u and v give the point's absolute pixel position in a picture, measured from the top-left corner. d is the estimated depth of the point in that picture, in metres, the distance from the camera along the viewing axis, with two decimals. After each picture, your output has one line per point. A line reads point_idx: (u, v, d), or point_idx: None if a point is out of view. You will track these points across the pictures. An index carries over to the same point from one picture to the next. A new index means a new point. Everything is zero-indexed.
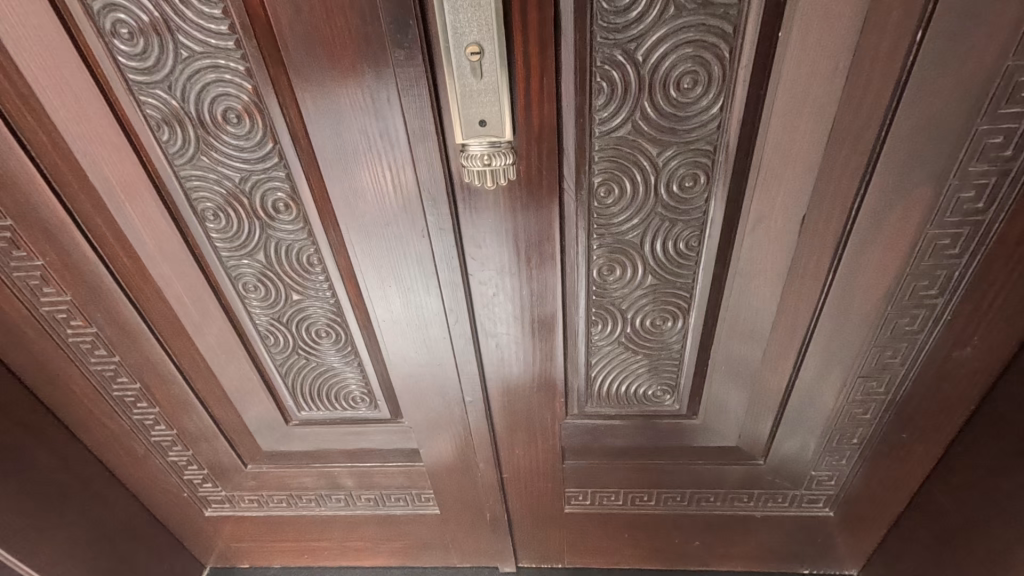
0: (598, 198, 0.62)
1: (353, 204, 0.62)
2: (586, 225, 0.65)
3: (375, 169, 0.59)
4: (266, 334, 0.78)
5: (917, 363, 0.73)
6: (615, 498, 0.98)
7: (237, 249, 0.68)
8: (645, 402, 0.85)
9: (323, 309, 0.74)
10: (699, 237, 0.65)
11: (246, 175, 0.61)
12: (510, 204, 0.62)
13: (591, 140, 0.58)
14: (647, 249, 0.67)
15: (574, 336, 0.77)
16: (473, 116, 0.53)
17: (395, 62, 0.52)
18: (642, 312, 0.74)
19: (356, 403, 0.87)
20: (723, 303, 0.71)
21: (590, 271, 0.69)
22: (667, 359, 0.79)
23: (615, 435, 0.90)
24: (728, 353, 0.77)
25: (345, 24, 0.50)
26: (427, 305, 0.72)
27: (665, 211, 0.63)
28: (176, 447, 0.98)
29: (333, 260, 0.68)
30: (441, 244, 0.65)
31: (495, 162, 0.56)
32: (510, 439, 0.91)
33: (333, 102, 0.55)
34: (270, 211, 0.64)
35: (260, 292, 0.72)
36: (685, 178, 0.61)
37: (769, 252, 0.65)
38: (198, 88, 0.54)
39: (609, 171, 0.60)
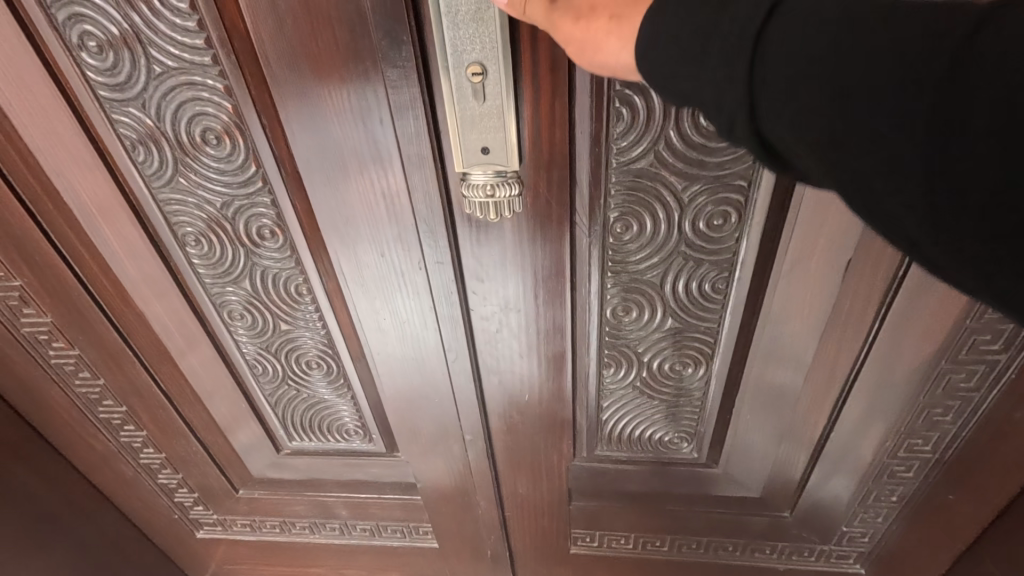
0: (615, 234, 0.56)
1: (346, 232, 0.57)
2: (601, 262, 0.58)
3: (368, 198, 0.54)
4: (253, 364, 0.73)
5: (970, 422, 0.65)
6: (625, 541, 0.91)
7: (221, 276, 0.63)
8: (660, 447, 0.78)
9: (313, 341, 0.69)
10: (727, 279, 0.59)
11: (228, 200, 0.56)
12: (518, 237, 0.56)
13: (609, 172, 0.52)
14: (668, 289, 0.60)
15: (585, 377, 0.70)
16: (473, 143, 0.47)
17: (389, 81, 0.46)
18: (661, 355, 0.67)
19: (349, 437, 0.82)
20: (751, 346, 0.64)
21: (604, 310, 0.63)
22: (685, 404, 0.73)
23: (626, 477, 0.83)
24: (755, 399, 0.70)
25: (335, 41, 0.45)
26: (425, 341, 0.66)
27: (690, 249, 0.57)
28: (166, 470, 0.94)
29: (325, 290, 0.63)
30: (439, 277, 0.59)
31: (498, 193, 0.49)
32: (514, 477, 0.84)
33: (321, 126, 0.50)
34: (255, 238, 0.58)
35: (247, 320, 0.67)
36: (713, 215, 0.54)
37: (807, 296, 0.58)
38: (174, 107, 0.49)
39: (628, 204, 0.54)
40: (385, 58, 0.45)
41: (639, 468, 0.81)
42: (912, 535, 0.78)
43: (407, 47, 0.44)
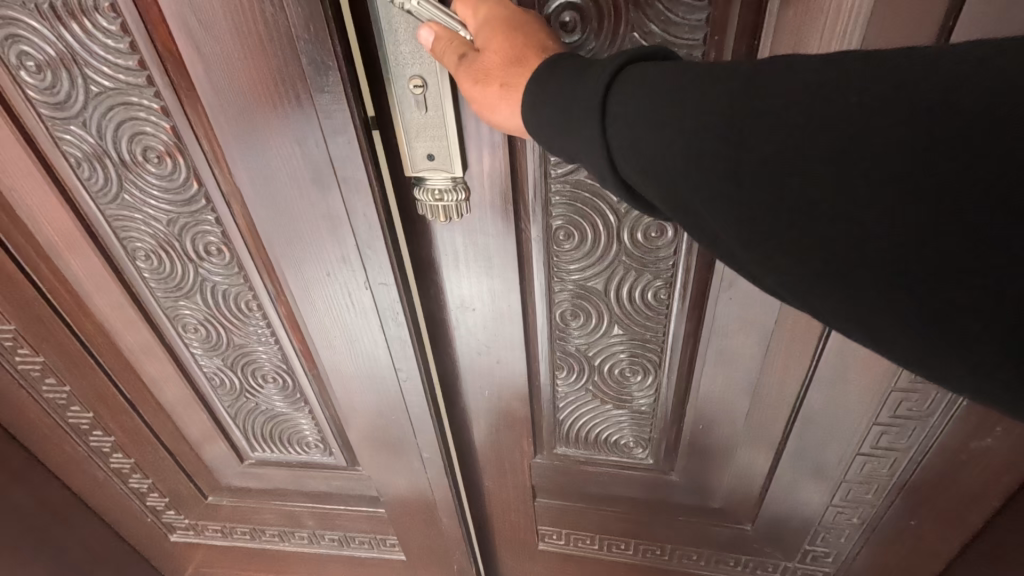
0: (558, 243, 0.56)
1: (296, 250, 0.57)
2: (547, 269, 0.59)
3: (311, 219, 0.54)
4: (212, 376, 0.73)
5: (925, 447, 0.64)
6: (590, 542, 0.90)
7: (172, 290, 0.63)
8: (618, 453, 0.78)
9: (269, 357, 0.69)
10: (669, 288, 0.58)
11: (174, 217, 0.56)
12: (463, 246, 0.57)
13: (545, 183, 0.52)
14: (613, 296, 0.60)
15: (539, 385, 0.71)
16: (419, 150, 0.48)
17: (320, 104, 0.46)
18: (611, 363, 0.67)
19: (309, 448, 0.82)
20: (702, 362, 0.64)
21: (552, 313, 0.63)
22: (641, 416, 0.72)
23: (588, 478, 0.82)
24: (711, 412, 0.69)
25: (264, 65, 0.45)
26: (377, 359, 0.66)
27: (631, 256, 0.56)
28: (136, 475, 0.95)
29: (274, 308, 0.63)
30: (384, 297, 0.59)
31: (447, 198, 0.50)
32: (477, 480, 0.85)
33: (259, 149, 0.50)
34: (201, 254, 0.59)
35: (201, 334, 0.67)
36: (651, 228, 0.54)
37: (751, 313, 0.57)
38: (113, 126, 0.50)
39: (568, 215, 0.54)
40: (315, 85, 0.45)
41: (603, 471, 0.80)
42: (876, 555, 0.77)
43: (331, 72, 0.44)
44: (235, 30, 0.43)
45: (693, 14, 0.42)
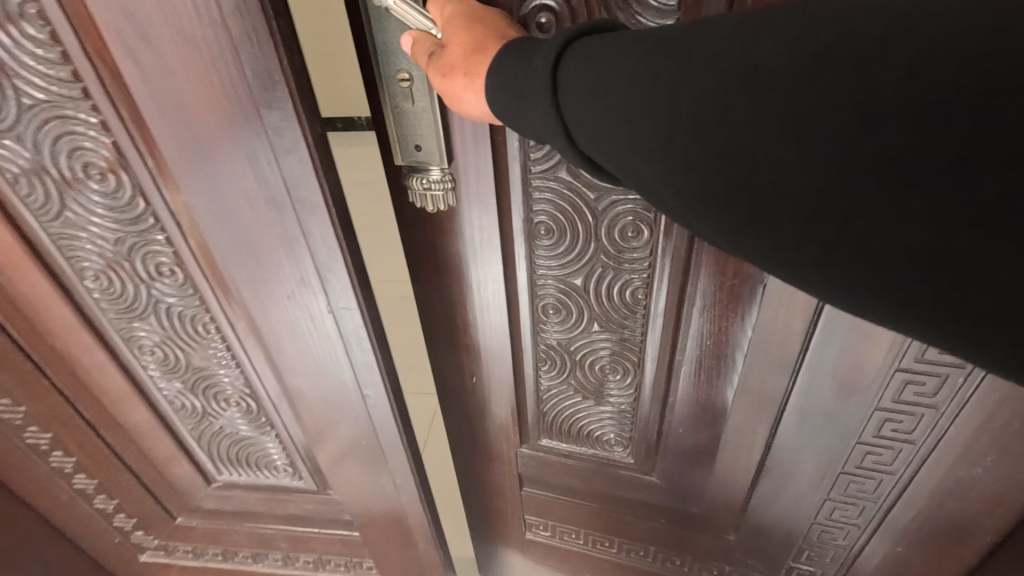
0: (538, 238, 0.57)
1: (252, 268, 0.53)
2: (528, 263, 0.59)
3: (266, 240, 0.51)
4: (172, 400, 0.69)
5: (909, 471, 0.63)
6: (575, 536, 0.91)
7: (125, 311, 0.59)
8: (603, 449, 0.78)
9: (232, 382, 0.66)
10: (646, 288, 0.59)
11: (122, 237, 0.52)
12: (445, 239, 0.57)
13: (526, 182, 0.53)
14: (592, 295, 0.61)
15: (522, 382, 0.72)
16: (406, 138, 0.47)
17: (268, 119, 0.43)
18: (591, 362, 0.67)
19: (277, 472, 0.78)
20: (681, 358, 0.64)
21: (533, 308, 0.63)
22: (621, 413, 0.73)
23: (570, 475, 0.82)
24: (692, 411, 0.69)
25: (205, 77, 0.41)
26: (342, 383, 0.63)
27: (608, 255, 0.57)
28: (101, 496, 0.90)
29: (232, 329, 0.60)
30: (347, 322, 0.56)
31: (434, 189, 0.49)
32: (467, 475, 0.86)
33: (207, 168, 0.46)
34: (153, 274, 0.55)
35: (159, 356, 0.64)
36: (628, 227, 0.54)
37: (729, 313, 0.58)
38: (49, 140, 0.46)
39: (550, 213, 0.54)
40: (263, 105, 0.42)
41: (582, 465, 0.80)
42: None
43: (279, 89, 0.41)
44: (173, 46, 0.40)
45: (662, 20, 0.43)
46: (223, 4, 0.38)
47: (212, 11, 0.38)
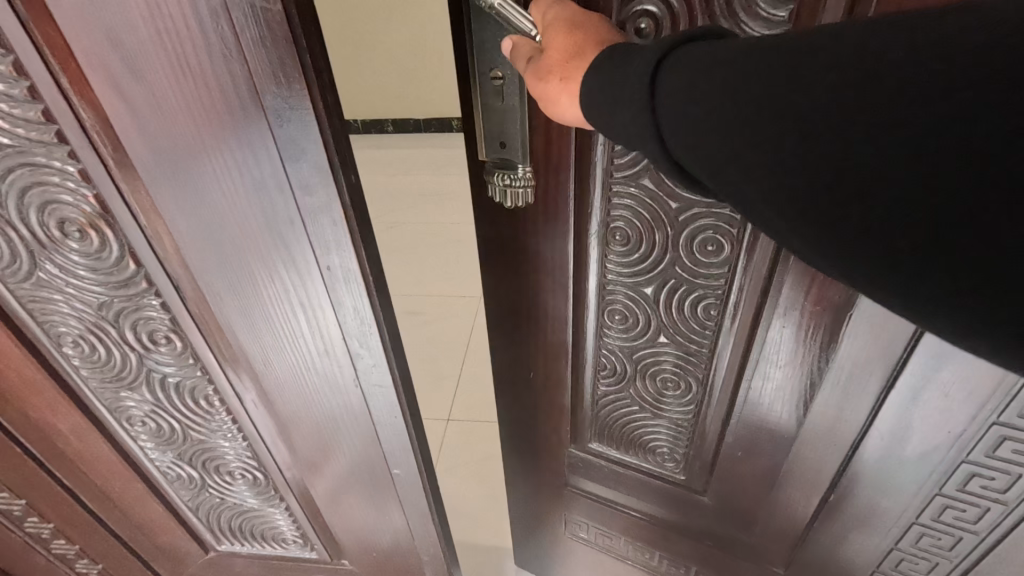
0: (614, 242, 0.67)
1: (257, 325, 0.47)
2: (602, 267, 0.70)
3: (273, 291, 0.45)
4: (167, 471, 0.64)
5: (993, 531, 0.63)
6: (617, 542, 1.03)
7: (112, 381, 0.53)
8: (650, 460, 0.88)
9: (234, 454, 0.61)
10: (720, 309, 0.66)
11: (107, 303, 0.46)
12: (534, 239, 0.70)
13: (605, 186, 0.63)
14: (662, 313, 0.71)
15: (585, 383, 0.84)
16: (496, 137, 0.61)
17: (289, 163, 0.38)
18: (649, 372, 0.78)
19: (285, 543, 0.74)
20: (747, 380, 0.70)
21: (602, 313, 0.75)
22: (674, 428, 0.83)
23: (617, 479, 0.94)
24: (749, 432, 0.75)
25: (214, 118, 0.36)
26: (368, 451, 0.59)
27: (685, 274, 0.66)
28: (84, 560, 0.79)
29: (237, 402, 0.54)
30: (375, 395, 0.52)
31: (514, 184, 0.63)
32: (521, 464, 1.02)
33: (207, 215, 0.40)
34: (147, 344, 0.49)
35: (152, 429, 0.58)
36: (708, 242, 0.62)
37: (802, 351, 0.63)
38: (15, 195, 0.40)
39: (629, 214, 0.64)
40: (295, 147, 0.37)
41: (633, 475, 0.91)
42: None
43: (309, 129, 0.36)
44: (176, 80, 0.34)
45: (768, 30, 0.44)
46: (244, 37, 0.33)
47: (229, 47, 0.33)
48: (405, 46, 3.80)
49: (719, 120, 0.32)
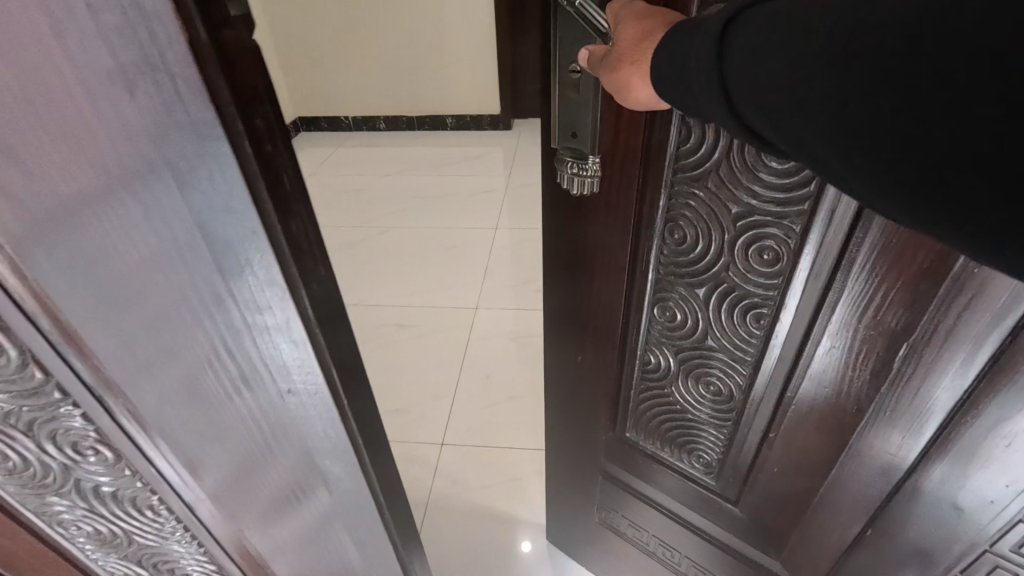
0: (669, 238, 0.88)
1: (169, 386, 0.56)
2: (659, 258, 0.91)
3: (209, 380, 0.57)
4: (114, 568, 0.76)
5: None
6: (642, 536, 1.29)
7: (38, 487, 0.62)
8: (686, 461, 1.11)
9: (186, 556, 0.78)
10: (768, 318, 0.84)
11: (16, 410, 0.54)
12: (600, 237, 0.92)
13: (668, 189, 0.84)
14: (710, 312, 0.91)
15: (632, 370, 1.07)
16: (568, 129, 0.81)
17: (218, 254, 0.48)
18: (689, 373, 1.00)
19: None
20: (792, 393, 0.86)
21: (656, 314, 0.98)
22: (715, 439, 1.05)
23: (648, 475, 1.18)
24: (795, 440, 0.90)
25: (108, 200, 0.42)
26: (325, 509, 0.78)
27: (737, 280, 0.85)
28: None
29: (184, 507, 0.69)
30: (327, 458, 0.71)
31: (581, 166, 0.83)
32: (565, 439, 1.26)
33: (112, 287, 0.47)
34: (80, 455, 0.60)
35: (93, 531, 0.69)
36: (763, 251, 0.79)
37: (842, 378, 0.79)
38: None
39: (681, 217, 0.85)
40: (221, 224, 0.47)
41: (662, 468, 1.15)
42: None
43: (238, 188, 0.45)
44: (59, 163, 0.39)
45: None
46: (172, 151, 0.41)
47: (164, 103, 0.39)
48: (397, 40, 3.64)
49: (771, 75, 0.44)
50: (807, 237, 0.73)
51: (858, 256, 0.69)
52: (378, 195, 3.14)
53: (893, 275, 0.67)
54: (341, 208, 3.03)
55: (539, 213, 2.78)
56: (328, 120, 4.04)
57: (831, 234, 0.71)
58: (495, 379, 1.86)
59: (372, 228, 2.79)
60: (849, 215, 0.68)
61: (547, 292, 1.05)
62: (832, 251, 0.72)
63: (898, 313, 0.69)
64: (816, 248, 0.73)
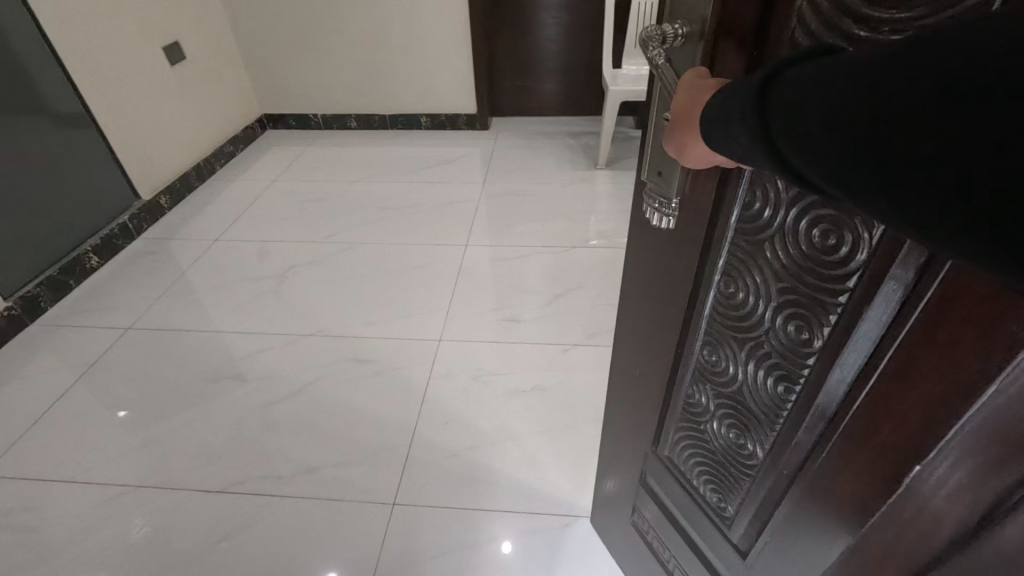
0: (724, 289, 0.78)
1: None
2: (713, 305, 0.81)
3: None
4: None
5: None
6: (666, 553, 1.18)
7: None
8: (707, 503, 1.00)
9: None
10: (796, 397, 0.72)
11: None
12: (664, 264, 0.85)
13: (733, 239, 0.73)
14: (748, 370, 0.80)
15: (677, 401, 0.99)
16: (657, 167, 0.77)
17: None
18: (724, 421, 0.90)
19: None
20: (800, 474, 0.74)
21: (701, 353, 0.88)
22: (734, 496, 0.93)
23: (674, 498, 1.09)
24: (798, 526, 0.76)
25: None
26: None
27: (779, 350, 0.73)
28: None
29: None
30: None
31: (659, 201, 0.78)
32: (620, 434, 1.22)
33: None
34: None
35: None
36: (800, 327, 0.68)
37: (846, 477, 0.65)
38: None
39: (735, 272, 0.75)
40: None
41: (692, 494, 1.04)
42: None
43: None
44: None
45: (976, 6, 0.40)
46: None
47: None
48: (373, 40, 3.43)
49: (803, 121, 0.39)
50: (845, 330, 0.60)
51: (883, 362, 0.56)
52: (345, 205, 2.98)
53: (921, 385, 0.52)
54: (305, 219, 2.87)
55: (517, 235, 2.64)
56: (296, 118, 3.83)
57: (867, 329, 0.58)
58: (451, 428, 1.76)
59: (336, 244, 2.65)
60: (886, 314, 0.55)
61: (623, 307, 1.03)
62: (867, 344, 0.58)
63: (921, 424, 0.53)
64: (848, 341, 0.60)
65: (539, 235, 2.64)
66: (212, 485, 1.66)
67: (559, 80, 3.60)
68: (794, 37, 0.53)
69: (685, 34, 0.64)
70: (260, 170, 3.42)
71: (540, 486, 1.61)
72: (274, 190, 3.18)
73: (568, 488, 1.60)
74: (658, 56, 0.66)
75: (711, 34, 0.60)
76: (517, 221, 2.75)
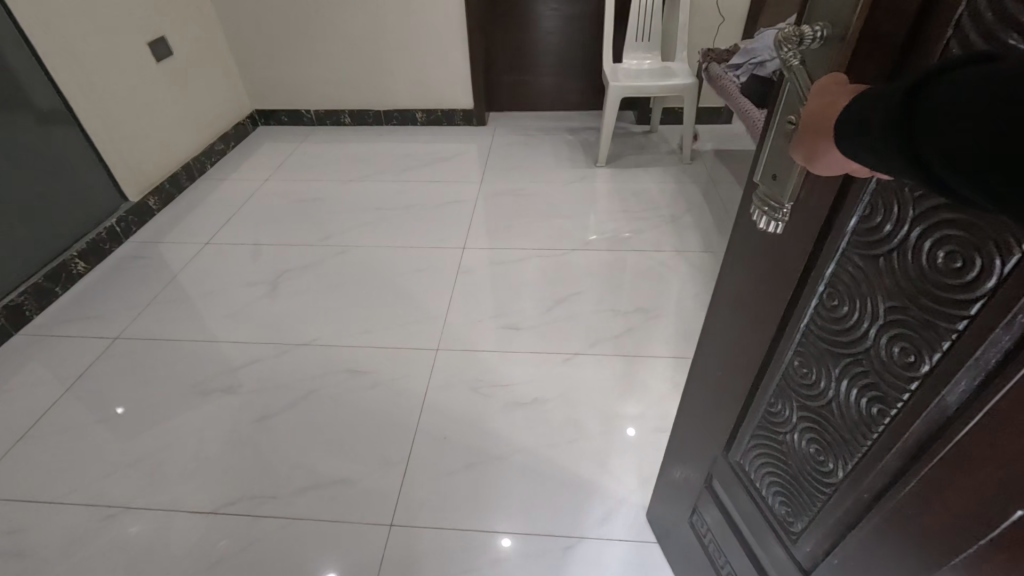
0: (828, 302, 0.70)
1: None
2: (813, 314, 0.73)
3: None
4: None
5: None
6: (722, 558, 1.14)
7: None
8: (774, 517, 0.94)
9: None
10: (891, 420, 0.65)
11: None
12: (762, 266, 0.78)
13: (845, 250, 0.65)
14: (841, 386, 0.72)
15: (756, 407, 0.92)
16: (770, 168, 0.68)
17: None
18: (805, 435, 0.82)
19: None
20: (883, 501, 0.67)
21: (791, 362, 0.80)
22: (802, 513, 0.86)
23: (738, 504, 1.04)
24: (875, 552, 0.70)
25: None
26: None
27: (878, 370, 0.66)
28: None
29: None
30: None
31: (768, 201, 0.69)
32: (684, 431, 1.19)
33: None
34: None
35: None
36: (907, 350, 0.60)
37: (936, 512, 0.59)
38: None
39: (842, 286, 0.67)
40: None
41: (759, 504, 0.97)
42: None
43: None
44: None
45: None
46: None
47: None
48: (366, 33, 3.32)
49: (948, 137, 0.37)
50: (959, 356, 0.54)
51: (999, 394, 0.50)
52: (339, 206, 2.90)
53: None
54: (299, 221, 2.79)
55: (517, 237, 2.57)
56: (288, 116, 3.74)
57: (987, 358, 0.51)
58: (450, 445, 1.71)
59: (331, 248, 2.58)
60: (1008, 343, 0.49)
61: (711, 307, 0.96)
62: (986, 370, 0.52)
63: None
64: (964, 369, 0.53)
65: (541, 236, 2.57)
66: (201, 505, 1.60)
67: (557, 75, 3.51)
68: (947, 50, 0.48)
69: (824, 35, 0.56)
70: (250, 169, 3.33)
71: (547, 502, 1.56)
72: (267, 190, 3.10)
73: (577, 503, 1.56)
74: (793, 59, 0.60)
75: (858, 34, 0.53)
76: (517, 222, 2.67)
